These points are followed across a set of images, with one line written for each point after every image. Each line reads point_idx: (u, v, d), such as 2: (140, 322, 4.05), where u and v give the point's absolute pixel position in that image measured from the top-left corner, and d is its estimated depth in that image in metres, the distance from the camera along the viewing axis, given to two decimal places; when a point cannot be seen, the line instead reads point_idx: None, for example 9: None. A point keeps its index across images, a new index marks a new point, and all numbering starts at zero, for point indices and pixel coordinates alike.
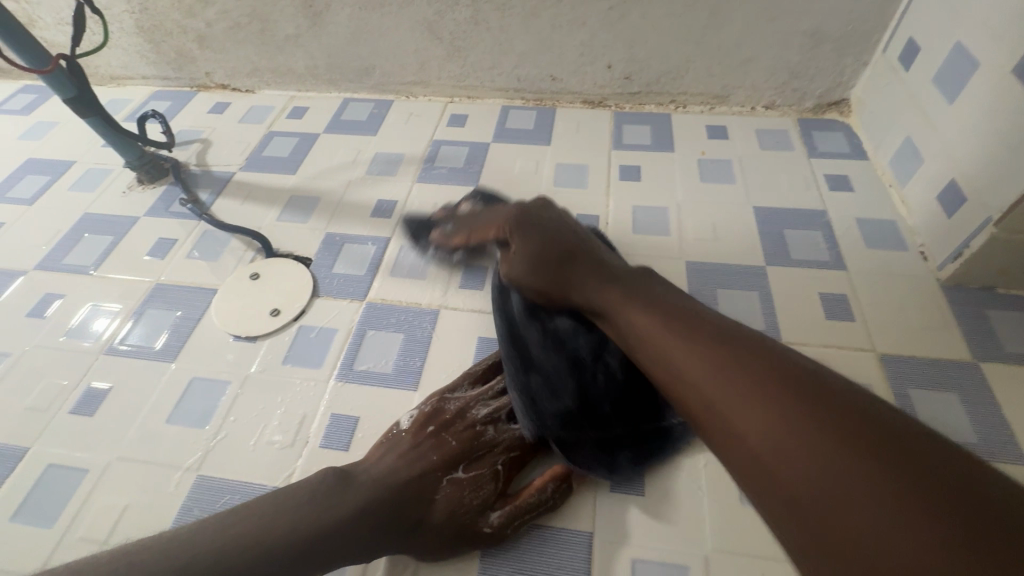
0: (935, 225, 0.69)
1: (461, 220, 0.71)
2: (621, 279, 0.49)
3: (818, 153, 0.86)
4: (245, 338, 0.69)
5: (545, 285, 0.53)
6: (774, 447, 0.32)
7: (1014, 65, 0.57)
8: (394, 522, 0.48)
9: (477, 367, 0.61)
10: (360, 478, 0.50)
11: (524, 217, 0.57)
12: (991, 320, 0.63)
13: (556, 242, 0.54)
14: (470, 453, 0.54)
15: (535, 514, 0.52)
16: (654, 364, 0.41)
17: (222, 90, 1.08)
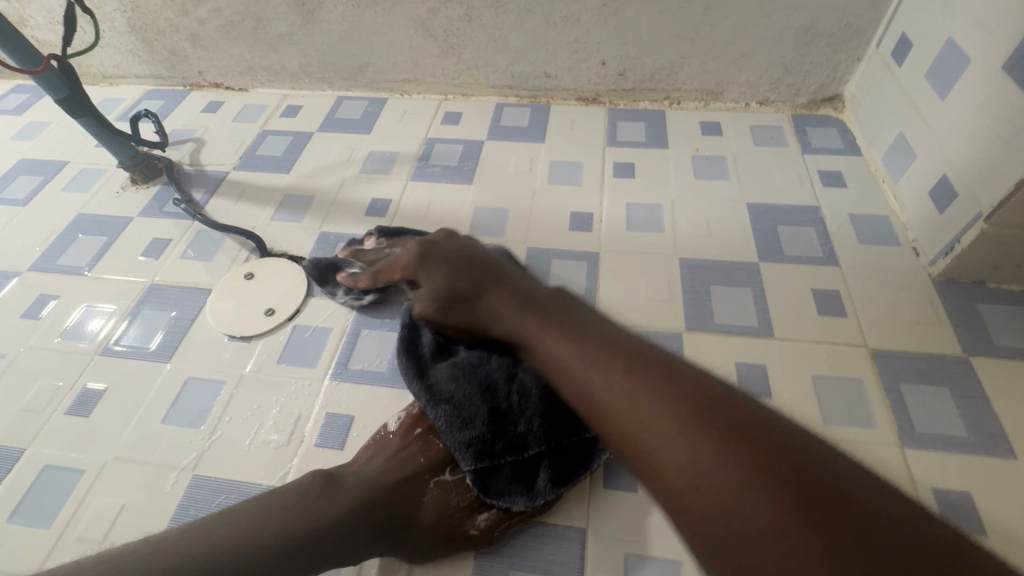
0: (927, 220, 0.69)
1: (368, 261, 0.69)
2: (533, 304, 0.52)
3: (811, 148, 0.86)
4: (240, 338, 0.69)
5: (467, 314, 0.57)
6: (677, 468, 0.35)
7: (1005, 61, 0.58)
8: (381, 526, 0.49)
9: None
10: (348, 481, 0.50)
11: (432, 255, 0.61)
12: (981, 315, 0.64)
13: (477, 269, 0.58)
14: (458, 455, 0.54)
15: (523, 517, 0.52)
16: (572, 389, 0.45)
17: (215, 89, 1.08)
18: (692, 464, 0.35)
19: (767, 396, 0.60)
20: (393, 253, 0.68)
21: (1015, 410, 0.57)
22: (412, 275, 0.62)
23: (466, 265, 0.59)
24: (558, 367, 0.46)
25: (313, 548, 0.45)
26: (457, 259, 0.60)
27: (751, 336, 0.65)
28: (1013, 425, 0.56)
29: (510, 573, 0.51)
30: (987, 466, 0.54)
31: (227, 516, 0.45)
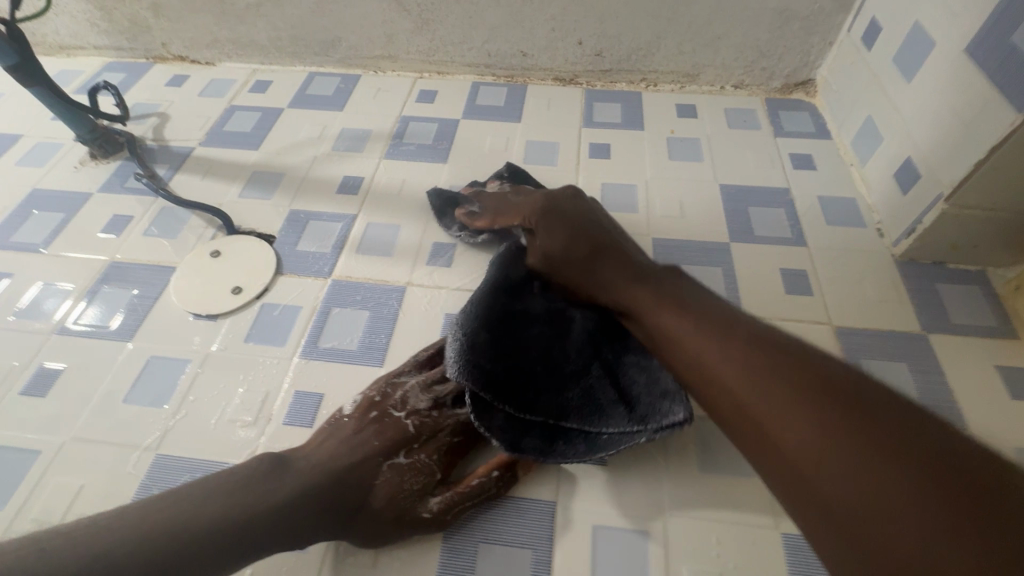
0: (892, 202, 0.71)
1: (486, 200, 0.69)
2: (643, 276, 0.48)
3: (783, 132, 0.87)
4: (206, 316, 0.67)
5: (574, 272, 0.53)
6: (804, 450, 0.32)
7: (966, 43, 0.59)
8: (330, 509, 0.48)
9: (424, 351, 0.59)
10: (297, 466, 0.49)
11: (554, 210, 0.57)
12: (940, 293, 0.66)
13: (586, 233, 0.54)
14: (414, 438, 0.53)
15: (477, 501, 0.52)
16: (677, 361, 0.42)
17: (180, 62, 1.04)
18: (787, 432, 0.33)
19: None
20: (512, 195, 0.66)
21: (969, 384, 0.59)
22: (529, 225, 0.58)
23: (575, 225, 0.55)
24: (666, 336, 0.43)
25: (258, 533, 0.44)
26: (570, 217, 0.56)
27: None
28: (966, 398, 0.58)
29: (471, 551, 0.51)
30: None
31: (165, 505, 0.43)
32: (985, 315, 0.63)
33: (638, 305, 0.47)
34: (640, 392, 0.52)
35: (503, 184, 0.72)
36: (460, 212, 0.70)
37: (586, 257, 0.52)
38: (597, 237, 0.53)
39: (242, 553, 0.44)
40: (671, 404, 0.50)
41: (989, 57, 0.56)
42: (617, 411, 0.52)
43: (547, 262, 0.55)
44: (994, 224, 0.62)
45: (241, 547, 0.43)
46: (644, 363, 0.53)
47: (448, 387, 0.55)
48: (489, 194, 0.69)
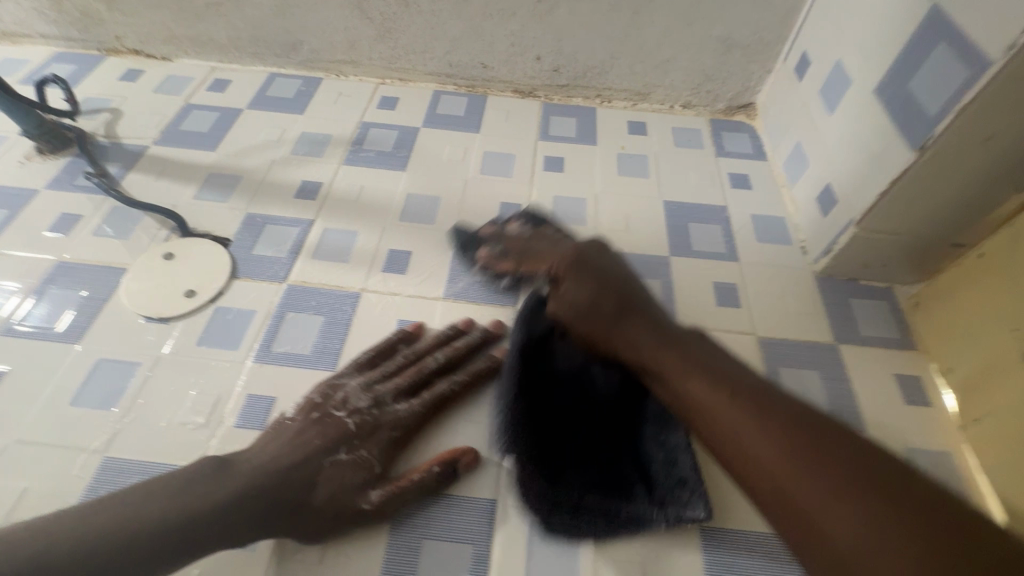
0: (815, 223, 0.77)
1: (510, 244, 0.72)
2: (672, 340, 0.54)
3: (725, 152, 0.93)
4: (158, 319, 0.67)
5: (602, 327, 0.57)
6: (844, 532, 0.38)
7: (876, 84, 0.65)
8: (270, 508, 0.50)
9: (363, 354, 0.63)
10: (239, 467, 0.51)
11: (585, 264, 0.62)
12: (853, 307, 0.72)
13: (616, 292, 0.59)
14: (355, 434, 0.56)
15: (416, 494, 0.55)
16: (708, 430, 0.47)
17: (135, 56, 1.02)
18: (818, 511, 0.39)
19: None
20: (538, 243, 0.72)
21: (871, 389, 0.65)
22: (557, 274, 0.63)
23: (604, 283, 0.60)
24: (696, 405, 0.48)
25: (200, 532, 0.47)
26: (602, 275, 0.61)
27: None
28: (868, 402, 0.64)
29: (413, 545, 0.54)
30: None
31: (111, 506, 0.46)
32: (889, 328, 0.70)
33: (666, 374, 0.52)
34: (659, 474, 0.55)
35: (526, 225, 0.75)
36: (482, 253, 0.73)
37: (619, 317, 0.57)
38: (626, 300, 0.58)
39: (187, 552, 0.47)
40: (693, 498, 0.54)
41: (892, 97, 0.62)
42: (639, 489, 0.54)
43: (572, 313, 0.59)
44: (899, 247, 0.67)
45: (185, 545, 0.47)
46: (664, 441, 0.57)
47: (388, 386, 0.59)
48: (512, 237, 0.73)
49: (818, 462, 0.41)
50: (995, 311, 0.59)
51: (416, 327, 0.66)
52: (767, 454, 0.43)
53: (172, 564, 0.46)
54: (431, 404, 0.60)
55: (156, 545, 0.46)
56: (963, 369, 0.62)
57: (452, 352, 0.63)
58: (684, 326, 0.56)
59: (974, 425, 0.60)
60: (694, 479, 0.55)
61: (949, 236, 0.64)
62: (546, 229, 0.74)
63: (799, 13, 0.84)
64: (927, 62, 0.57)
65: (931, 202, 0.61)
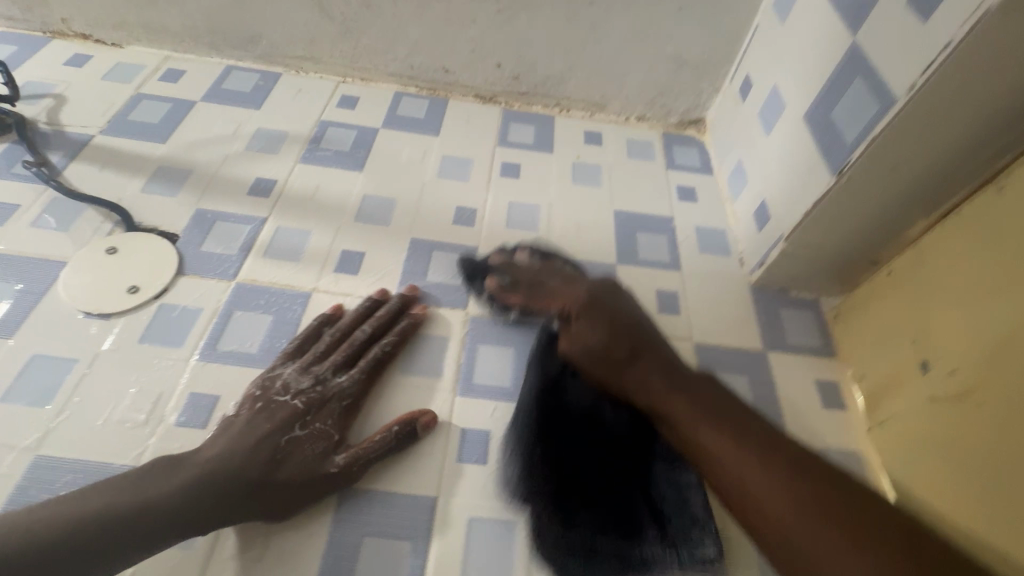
0: (752, 237, 0.82)
1: (520, 275, 0.72)
2: (681, 384, 0.58)
3: (674, 165, 0.97)
4: (98, 315, 0.66)
5: (616, 367, 0.61)
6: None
7: (805, 110, 0.70)
8: (226, 494, 0.52)
9: (290, 343, 0.64)
10: (192, 461, 0.53)
11: (598, 305, 0.65)
12: (782, 317, 0.77)
13: (630, 335, 0.63)
14: (305, 411, 0.58)
15: (381, 453, 0.59)
16: (720, 478, 0.51)
17: (82, 40, 0.98)
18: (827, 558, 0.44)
19: None
20: (548, 277, 0.71)
21: (794, 394, 0.70)
22: (570, 314, 0.66)
23: (617, 323, 0.64)
24: (704, 452, 0.53)
25: (151, 525, 0.49)
26: (614, 316, 0.64)
27: None
28: (790, 406, 0.69)
29: (357, 542, 0.55)
30: None
31: (59, 507, 0.48)
32: (814, 337, 0.75)
33: (676, 420, 0.55)
34: (672, 514, 0.57)
35: (534, 258, 0.75)
36: (490, 283, 0.73)
37: (632, 360, 0.61)
38: (639, 340, 0.62)
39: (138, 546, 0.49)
40: (703, 537, 0.57)
41: (818, 124, 0.67)
42: (651, 530, 0.56)
43: (584, 355, 0.63)
44: (823, 263, 0.73)
45: (135, 540, 0.48)
46: (674, 479, 0.59)
47: (324, 365, 0.63)
48: (518, 266, 0.73)
49: (826, 514, 0.45)
50: (901, 325, 0.64)
51: (336, 309, 0.69)
52: (768, 503, 0.47)
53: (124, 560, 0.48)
54: (369, 369, 0.64)
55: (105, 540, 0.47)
56: (873, 377, 0.68)
57: (377, 322, 0.67)
58: (694, 370, 0.60)
59: (879, 428, 0.65)
60: (705, 518, 0.58)
61: (867, 254, 0.70)
62: (554, 262, 0.75)
63: (744, 37, 0.89)
64: (847, 94, 0.62)
65: (849, 223, 0.66)
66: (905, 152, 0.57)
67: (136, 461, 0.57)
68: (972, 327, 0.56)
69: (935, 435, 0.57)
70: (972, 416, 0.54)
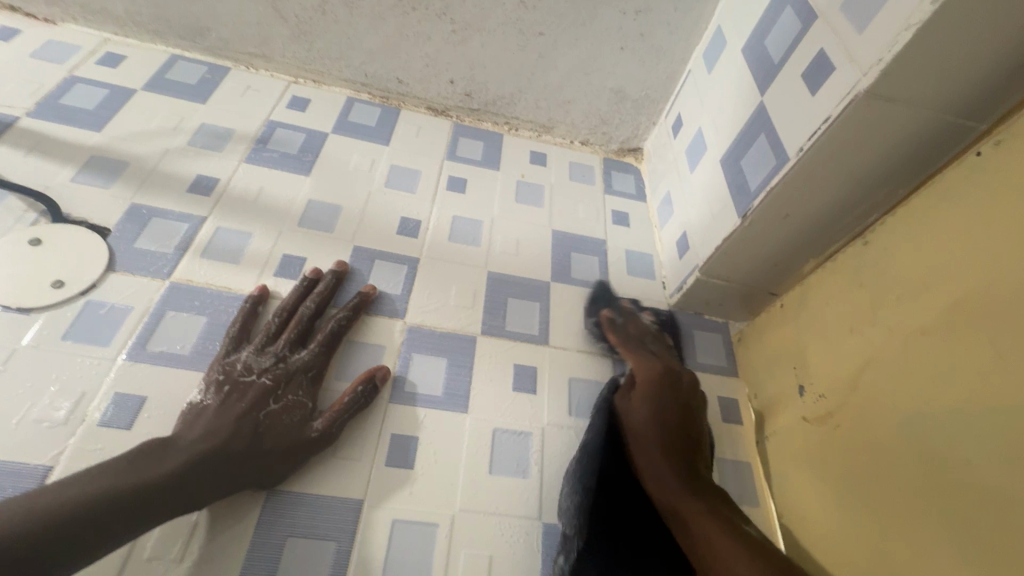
0: (674, 263, 0.90)
1: (632, 326, 0.82)
2: (702, 490, 0.61)
3: (611, 190, 1.04)
4: (17, 310, 0.64)
5: (652, 452, 0.64)
6: None
7: (721, 155, 0.79)
8: (211, 472, 0.55)
9: (231, 328, 0.67)
10: (177, 443, 0.55)
11: (670, 386, 0.72)
12: (695, 337, 0.85)
13: (680, 427, 0.67)
14: (276, 386, 0.63)
15: (354, 412, 0.65)
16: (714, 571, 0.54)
17: (11, 13, 0.93)
18: None
19: (530, 392, 0.74)
20: (649, 342, 0.80)
21: None
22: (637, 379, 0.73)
23: (677, 412, 0.69)
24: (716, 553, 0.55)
25: (148, 501, 0.50)
26: (671, 404, 0.69)
27: (532, 344, 0.78)
28: None
29: (285, 542, 0.58)
30: None
31: (47, 493, 0.47)
32: (721, 357, 0.84)
33: (694, 522, 0.58)
34: None
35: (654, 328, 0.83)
36: (607, 314, 0.84)
37: (680, 458, 0.64)
38: (690, 435, 0.68)
39: (137, 521, 0.50)
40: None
41: (731, 169, 0.75)
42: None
43: (625, 422, 0.67)
44: (731, 292, 0.81)
45: (131, 519, 0.49)
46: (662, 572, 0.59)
47: (279, 344, 0.67)
48: (637, 321, 0.84)
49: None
50: (789, 350, 0.74)
51: (262, 290, 0.71)
52: None
53: (120, 539, 0.49)
54: (325, 342, 0.68)
55: (102, 522, 0.48)
56: (764, 395, 0.77)
57: (319, 297, 0.72)
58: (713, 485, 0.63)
59: (766, 440, 0.74)
60: None
61: (767, 287, 0.79)
62: (665, 340, 0.82)
63: (678, 79, 0.97)
64: (753, 146, 0.70)
65: (752, 258, 0.74)
66: (797, 203, 0.65)
67: (51, 461, 0.56)
68: (839, 356, 0.65)
69: (813, 450, 0.65)
70: (836, 433, 0.63)
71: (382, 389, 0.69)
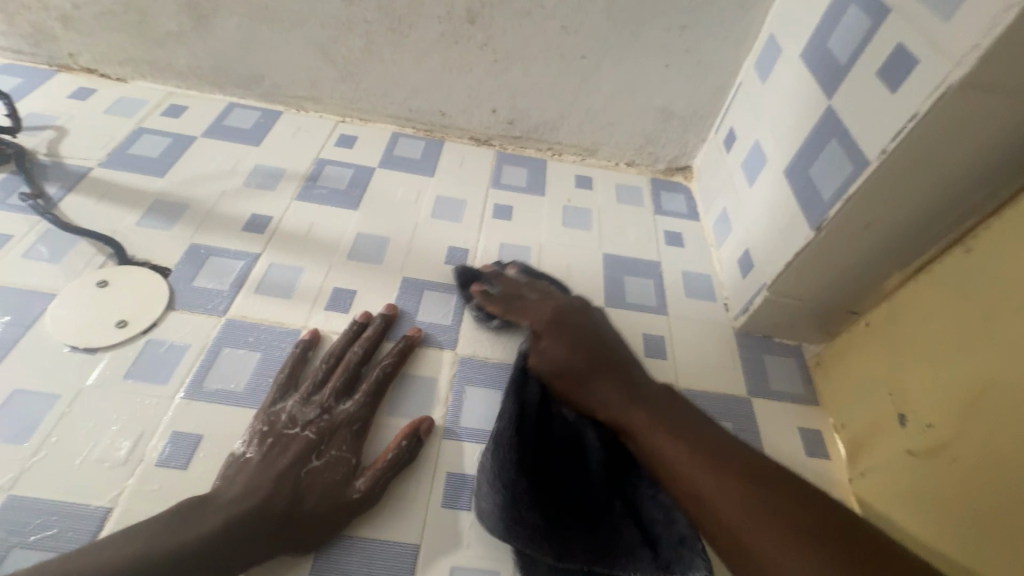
0: (736, 283, 0.84)
1: (504, 286, 0.76)
2: (637, 399, 0.60)
3: (662, 210, 1.00)
4: (84, 349, 0.66)
5: (571, 370, 0.64)
6: None
7: (785, 165, 0.74)
8: (251, 535, 0.52)
9: (281, 374, 0.65)
10: (217, 501, 0.53)
11: (567, 323, 0.68)
12: (765, 363, 0.78)
13: (590, 352, 0.65)
14: (319, 440, 0.60)
15: (397, 471, 0.61)
16: (680, 487, 0.52)
17: (88, 74, 1.00)
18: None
19: None
20: (528, 291, 0.75)
21: (778, 442, 0.70)
22: (539, 329, 0.69)
23: (589, 342, 0.66)
24: (660, 459, 0.54)
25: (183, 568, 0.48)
26: (584, 335, 0.67)
27: None
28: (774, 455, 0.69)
29: None
30: None
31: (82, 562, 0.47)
32: (798, 384, 0.76)
33: (641, 433, 0.57)
34: (664, 538, 0.57)
35: (523, 275, 0.78)
36: (477, 288, 0.77)
37: (591, 370, 0.63)
38: (603, 358, 0.65)
39: None
40: (692, 559, 0.55)
41: (798, 180, 0.70)
42: (644, 552, 0.56)
43: (544, 367, 0.64)
44: (804, 312, 0.74)
45: None
46: (662, 504, 0.58)
47: (325, 393, 0.64)
48: (508, 279, 0.77)
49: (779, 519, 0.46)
50: (879, 376, 0.66)
51: (312, 334, 0.70)
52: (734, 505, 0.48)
53: None
54: (370, 392, 0.65)
55: None
56: (854, 426, 0.69)
57: (367, 342, 0.69)
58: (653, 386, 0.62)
59: (860, 478, 0.66)
60: (693, 534, 0.56)
61: (846, 304, 0.72)
62: (542, 282, 0.77)
63: (728, 92, 0.93)
64: (822, 154, 0.65)
65: (826, 274, 0.68)
66: (877, 211, 0.60)
67: (110, 502, 0.56)
68: (946, 381, 0.58)
69: (923, 493, 0.57)
70: (950, 470, 0.55)
71: (428, 441, 0.65)
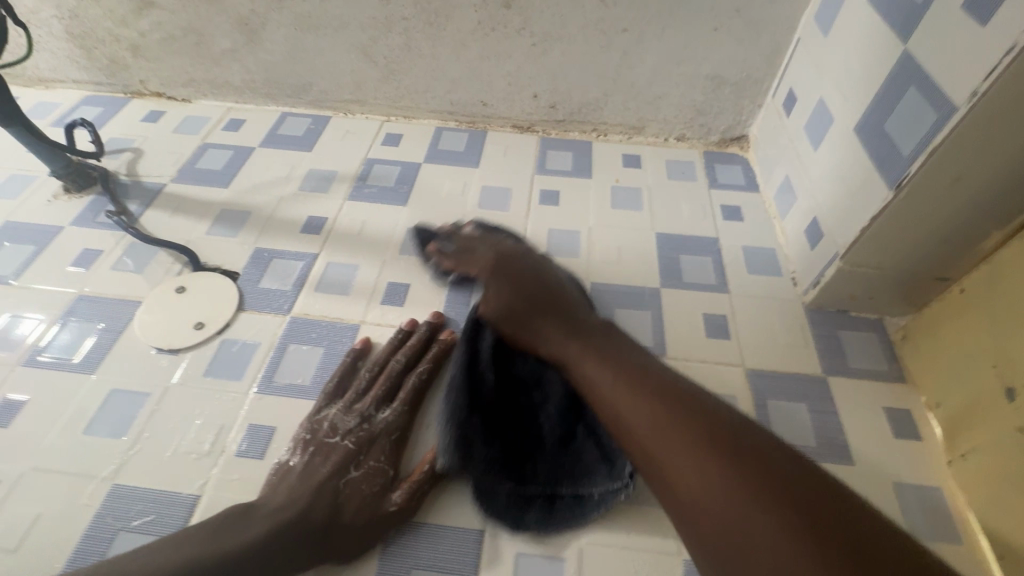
0: (804, 254, 0.78)
1: (456, 240, 0.78)
2: (579, 334, 0.59)
3: (717, 184, 0.95)
4: (168, 351, 0.71)
5: (512, 314, 0.64)
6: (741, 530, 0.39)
7: (855, 122, 0.67)
8: (294, 545, 0.53)
9: (329, 382, 0.67)
10: (261, 509, 0.55)
11: (505, 269, 0.68)
12: (841, 339, 0.72)
13: (530, 294, 0.65)
14: (359, 450, 0.60)
15: (433, 484, 0.60)
16: (608, 417, 0.51)
17: (157, 98, 1.08)
18: (729, 522, 0.40)
19: None
20: (478, 244, 0.76)
21: (859, 424, 0.65)
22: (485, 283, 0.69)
23: (530, 287, 0.66)
24: (592, 386, 0.53)
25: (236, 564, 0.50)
26: (521, 278, 0.67)
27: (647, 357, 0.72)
28: (855, 437, 0.64)
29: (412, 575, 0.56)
30: (833, 468, 0.62)
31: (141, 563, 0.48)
32: (879, 360, 0.70)
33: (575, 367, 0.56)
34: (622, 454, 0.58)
35: (477, 231, 0.79)
36: (431, 246, 0.79)
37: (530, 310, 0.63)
38: (548, 297, 0.64)
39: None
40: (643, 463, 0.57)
41: (871, 137, 0.64)
42: (601, 467, 0.58)
43: (490, 313, 0.65)
44: (884, 281, 0.68)
45: None
46: None
47: (366, 401, 0.64)
48: (461, 236, 0.78)
49: (709, 452, 0.43)
50: (978, 347, 0.60)
51: (365, 342, 0.71)
52: (660, 438, 0.46)
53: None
54: (408, 402, 0.65)
55: None
56: (951, 403, 0.63)
57: (409, 351, 0.69)
58: (594, 321, 0.62)
59: (962, 460, 0.60)
60: None
61: (935, 270, 0.65)
62: (496, 235, 0.78)
63: (786, 50, 0.86)
64: (900, 104, 0.59)
65: (909, 239, 0.62)
66: (966, 162, 0.53)
67: (199, 490, 0.60)
68: None
69: None
70: None
71: None
